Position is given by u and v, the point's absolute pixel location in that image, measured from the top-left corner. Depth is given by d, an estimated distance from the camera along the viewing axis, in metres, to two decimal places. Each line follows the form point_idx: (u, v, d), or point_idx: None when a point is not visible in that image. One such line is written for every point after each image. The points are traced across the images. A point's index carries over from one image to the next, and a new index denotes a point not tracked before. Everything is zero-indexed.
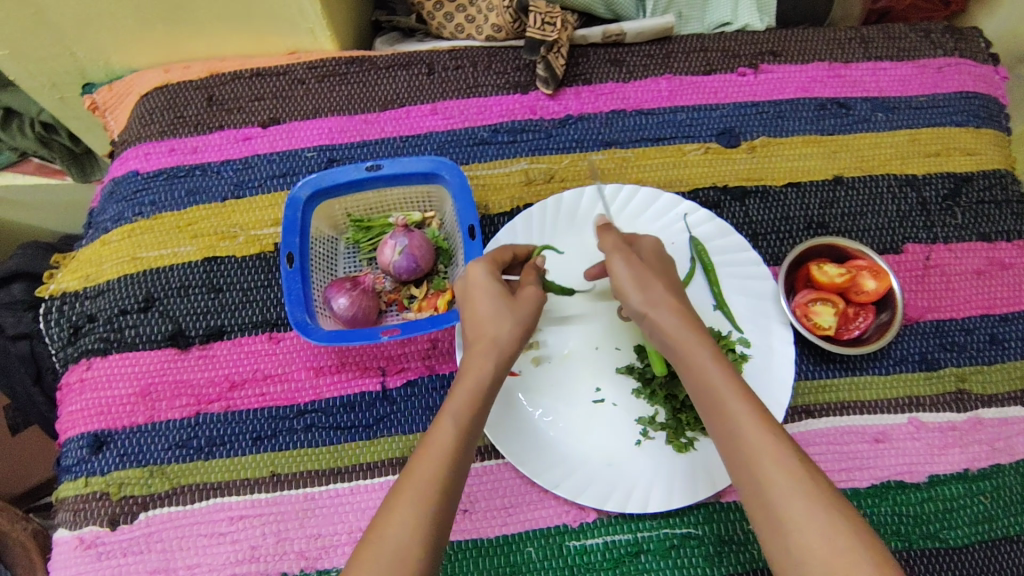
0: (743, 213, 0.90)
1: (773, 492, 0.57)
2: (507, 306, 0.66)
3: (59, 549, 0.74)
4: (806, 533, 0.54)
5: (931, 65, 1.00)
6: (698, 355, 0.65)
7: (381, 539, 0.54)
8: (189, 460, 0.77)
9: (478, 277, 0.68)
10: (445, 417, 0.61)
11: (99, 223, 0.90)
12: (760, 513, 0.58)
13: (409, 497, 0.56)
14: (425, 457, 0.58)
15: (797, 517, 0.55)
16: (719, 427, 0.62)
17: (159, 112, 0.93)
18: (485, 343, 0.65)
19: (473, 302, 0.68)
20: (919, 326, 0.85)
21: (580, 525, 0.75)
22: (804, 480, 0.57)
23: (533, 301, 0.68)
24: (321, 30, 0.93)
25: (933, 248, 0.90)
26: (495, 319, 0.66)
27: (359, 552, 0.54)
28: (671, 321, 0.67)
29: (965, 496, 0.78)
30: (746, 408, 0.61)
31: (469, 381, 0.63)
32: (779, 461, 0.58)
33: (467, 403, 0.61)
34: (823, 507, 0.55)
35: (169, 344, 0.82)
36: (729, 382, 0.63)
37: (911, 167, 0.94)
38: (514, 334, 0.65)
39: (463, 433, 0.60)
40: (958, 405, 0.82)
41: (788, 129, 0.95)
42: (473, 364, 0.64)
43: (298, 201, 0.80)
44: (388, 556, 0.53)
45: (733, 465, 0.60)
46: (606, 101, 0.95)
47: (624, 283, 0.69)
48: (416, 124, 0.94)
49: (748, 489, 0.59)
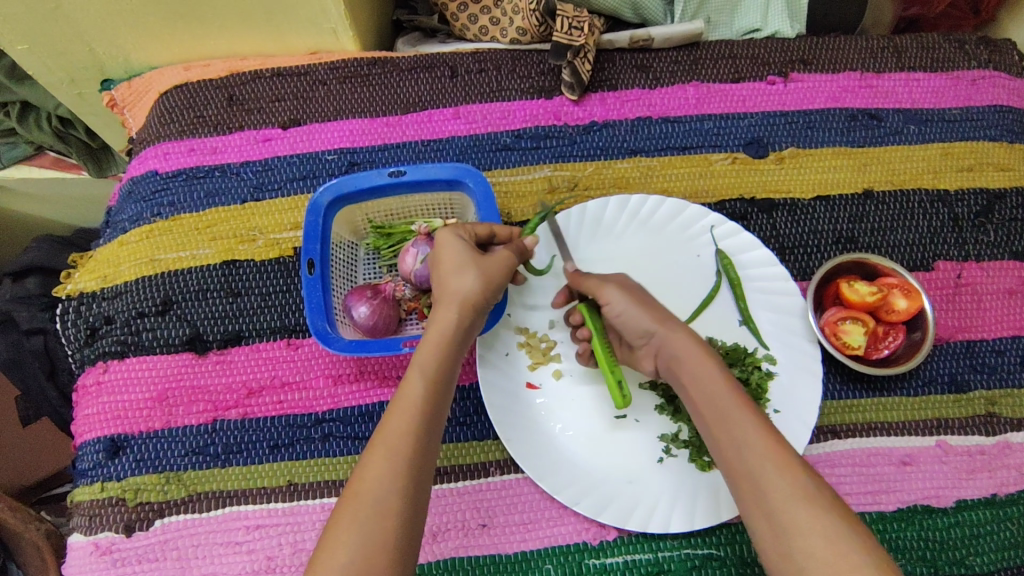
0: (771, 225, 0.89)
1: (775, 501, 0.57)
2: (473, 259, 0.68)
3: (73, 554, 0.74)
4: (811, 541, 0.54)
5: (965, 77, 0.98)
6: (702, 366, 0.65)
7: (358, 495, 0.56)
8: (207, 467, 0.76)
9: (447, 237, 0.70)
10: (412, 371, 0.62)
11: (117, 222, 0.89)
12: (762, 522, 0.58)
13: (383, 451, 0.57)
14: (395, 413, 0.60)
15: (800, 525, 0.55)
16: (721, 439, 0.62)
17: (179, 111, 0.92)
18: (449, 295, 0.66)
19: (439, 256, 0.69)
20: (949, 346, 0.84)
21: (600, 543, 0.74)
22: (807, 487, 0.57)
23: (503, 262, 0.70)
24: (344, 30, 0.91)
25: (965, 265, 0.88)
26: (458, 273, 0.67)
27: (338, 509, 0.56)
28: (675, 334, 0.68)
29: (992, 522, 0.76)
30: (748, 417, 0.62)
31: (435, 332, 0.64)
32: (781, 469, 0.58)
33: (433, 354, 0.63)
34: (826, 513, 0.56)
35: (186, 348, 0.81)
36: (732, 392, 0.64)
37: (944, 182, 0.91)
38: (477, 283, 0.67)
39: (430, 384, 0.61)
40: (987, 429, 0.81)
41: (817, 139, 0.93)
42: (440, 316, 0.65)
43: (320, 207, 0.78)
44: (367, 510, 0.54)
45: (735, 476, 0.61)
46: (632, 108, 0.94)
47: (630, 309, 0.69)
48: (438, 128, 0.92)
49: (749, 498, 0.59)
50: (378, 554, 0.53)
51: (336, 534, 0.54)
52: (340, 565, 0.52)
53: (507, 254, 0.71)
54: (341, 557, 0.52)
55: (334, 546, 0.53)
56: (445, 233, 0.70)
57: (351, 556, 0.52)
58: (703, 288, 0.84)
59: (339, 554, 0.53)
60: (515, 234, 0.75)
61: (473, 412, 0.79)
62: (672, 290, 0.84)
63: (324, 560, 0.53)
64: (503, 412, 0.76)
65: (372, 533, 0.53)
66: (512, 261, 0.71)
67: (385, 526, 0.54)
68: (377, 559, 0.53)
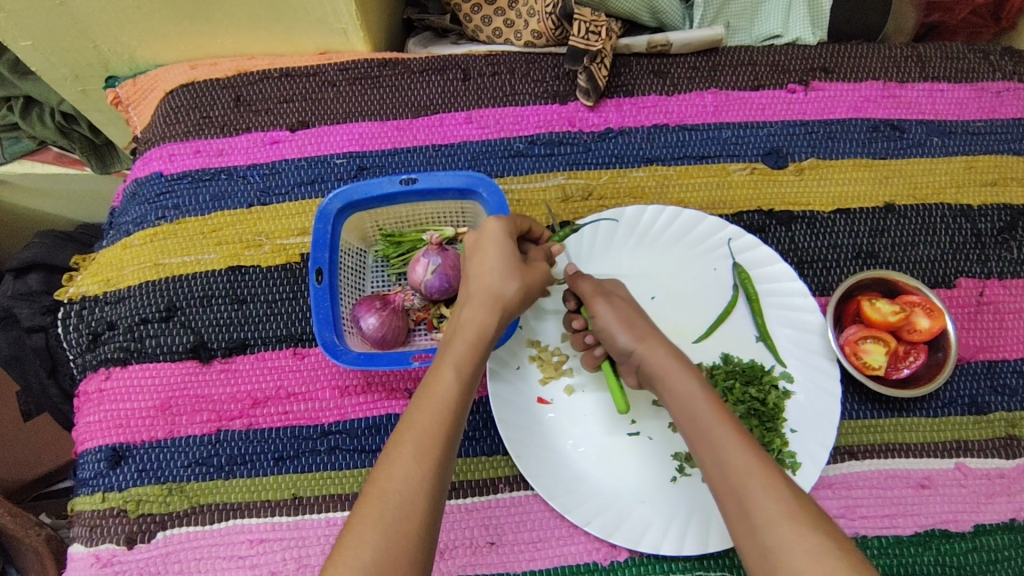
0: (789, 238, 0.87)
1: (758, 519, 0.55)
2: (518, 264, 0.67)
3: (73, 565, 0.72)
4: (796, 561, 0.52)
5: (990, 88, 0.95)
6: (684, 381, 0.65)
7: (384, 495, 0.54)
8: (210, 479, 0.75)
9: (495, 231, 0.68)
10: (443, 368, 0.62)
11: (120, 224, 0.87)
12: (749, 543, 0.55)
13: (411, 447, 0.56)
14: (425, 412, 0.58)
15: (782, 543, 0.53)
16: (705, 456, 0.61)
17: (185, 111, 0.90)
18: (488, 296, 0.66)
19: (484, 253, 0.68)
20: (970, 366, 0.82)
21: (611, 563, 0.72)
22: (792, 506, 0.55)
23: (544, 273, 0.70)
24: (354, 31, 0.89)
25: (987, 283, 0.86)
26: (503, 274, 0.67)
27: (360, 507, 0.54)
28: (655, 351, 0.68)
29: (1012, 547, 0.75)
30: (731, 433, 0.60)
31: (469, 332, 0.64)
32: (766, 488, 0.56)
33: (466, 357, 0.63)
34: (811, 532, 0.53)
35: (190, 357, 0.79)
36: (715, 408, 0.63)
37: (967, 197, 0.89)
38: (518, 294, 0.66)
39: (462, 385, 0.61)
40: (1007, 452, 0.79)
41: (838, 150, 0.91)
42: (476, 317, 0.65)
43: (329, 214, 0.76)
44: (393, 510, 0.53)
45: (721, 495, 0.59)
46: (649, 115, 0.91)
47: (612, 325, 0.71)
48: (450, 132, 0.90)
49: (734, 517, 0.57)
50: (401, 554, 0.51)
51: (356, 528, 0.53)
52: (362, 565, 0.50)
53: (547, 267, 0.71)
54: (363, 552, 0.51)
55: (357, 546, 0.51)
56: (494, 228, 0.69)
57: (372, 557, 0.50)
58: (720, 302, 0.82)
59: (361, 549, 0.51)
60: (547, 244, 0.76)
61: (482, 427, 0.77)
62: (687, 304, 0.82)
63: (345, 559, 0.51)
64: (514, 428, 0.75)
65: (395, 535, 0.52)
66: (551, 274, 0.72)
67: (409, 529, 0.52)
68: (399, 561, 0.51)
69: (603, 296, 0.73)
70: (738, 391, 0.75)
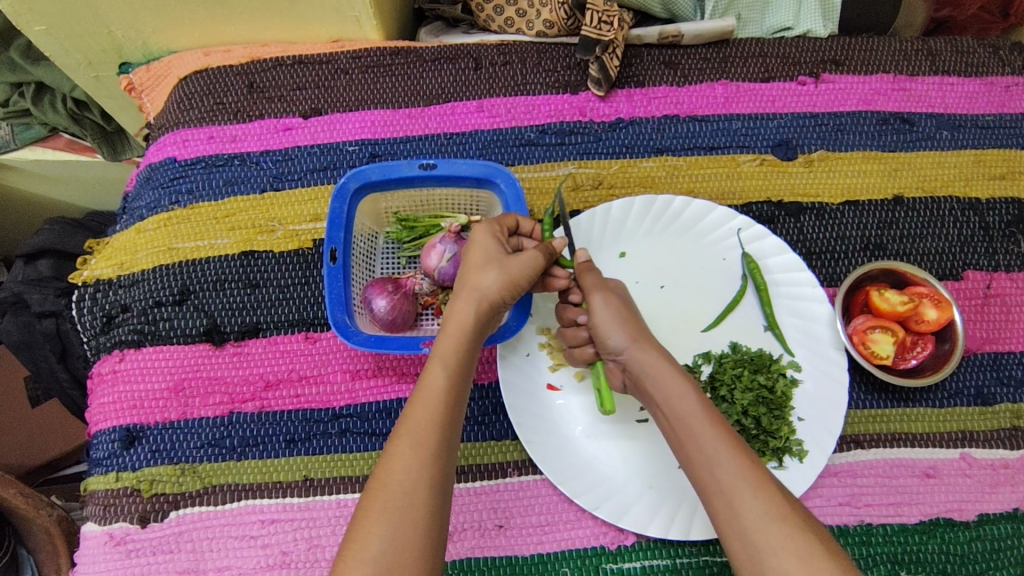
0: (798, 230, 0.87)
1: (747, 521, 0.56)
2: (496, 258, 0.68)
3: (87, 543, 0.73)
4: (784, 560, 0.53)
5: (1000, 83, 0.95)
6: (675, 385, 0.65)
7: (388, 488, 0.55)
8: (223, 460, 0.75)
9: (480, 236, 0.70)
10: (435, 363, 0.62)
11: (134, 209, 0.88)
12: (736, 544, 0.57)
13: (408, 443, 0.57)
14: (420, 408, 0.59)
15: (772, 545, 0.54)
16: (694, 457, 0.61)
17: (198, 97, 0.91)
18: (468, 289, 0.66)
19: (467, 253, 0.70)
20: (976, 358, 0.82)
21: (618, 547, 0.73)
22: (782, 508, 0.56)
23: (529, 260, 0.68)
24: (367, 19, 0.89)
25: (994, 276, 0.86)
26: (480, 269, 0.67)
27: (366, 501, 0.55)
28: (643, 352, 0.68)
29: (1015, 536, 0.75)
30: (719, 436, 0.61)
31: (454, 327, 0.65)
32: (756, 489, 0.57)
33: (455, 348, 0.64)
34: (800, 532, 0.55)
35: (203, 339, 0.80)
36: (705, 410, 0.63)
37: (976, 190, 0.90)
38: (496, 282, 0.66)
39: (452, 378, 0.62)
40: (1011, 443, 0.79)
41: (847, 142, 0.91)
42: (455, 310, 0.66)
43: (346, 192, 0.77)
44: (399, 502, 0.54)
45: (709, 495, 0.60)
46: (659, 105, 0.92)
47: (605, 321, 0.70)
48: (462, 121, 0.90)
49: (722, 518, 0.58)
50: (407, 547, 0.52)
51: (364, 524, 0.54)
52: (375, 558, 0.51)
53: (535, 254, 0.69)
54: (371, 547, 0.52)
55: (365, 539, 0.53)
56: (479, 234, 0.70)
57: (382, 550, 0.52)
58: (729, 291, 0.83)
59: (369, 545, 0.52)
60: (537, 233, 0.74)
61: (490, 412, 0.78)
62: (696, 291, 0.83)
63: (357, 553, 0.52)
64: (525, 414, 0.76)
65: (400, 527, 0.53)
66: (541, 259, 0.69)
67: (416, 523, 0.54)
68: (410, 553, 0.52)
69: (602, 291, 0.72)
70: (747, 378, 0.75)
